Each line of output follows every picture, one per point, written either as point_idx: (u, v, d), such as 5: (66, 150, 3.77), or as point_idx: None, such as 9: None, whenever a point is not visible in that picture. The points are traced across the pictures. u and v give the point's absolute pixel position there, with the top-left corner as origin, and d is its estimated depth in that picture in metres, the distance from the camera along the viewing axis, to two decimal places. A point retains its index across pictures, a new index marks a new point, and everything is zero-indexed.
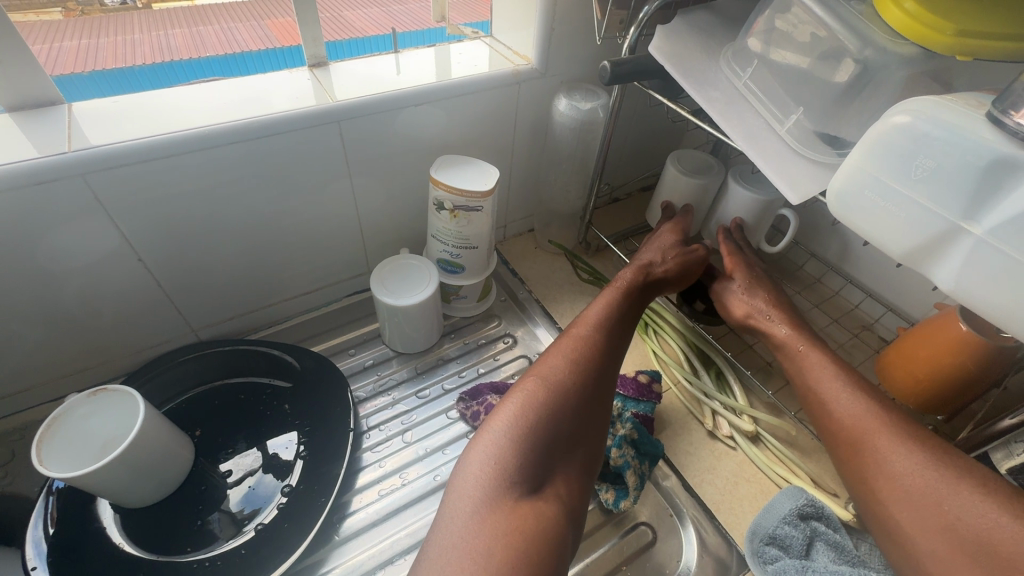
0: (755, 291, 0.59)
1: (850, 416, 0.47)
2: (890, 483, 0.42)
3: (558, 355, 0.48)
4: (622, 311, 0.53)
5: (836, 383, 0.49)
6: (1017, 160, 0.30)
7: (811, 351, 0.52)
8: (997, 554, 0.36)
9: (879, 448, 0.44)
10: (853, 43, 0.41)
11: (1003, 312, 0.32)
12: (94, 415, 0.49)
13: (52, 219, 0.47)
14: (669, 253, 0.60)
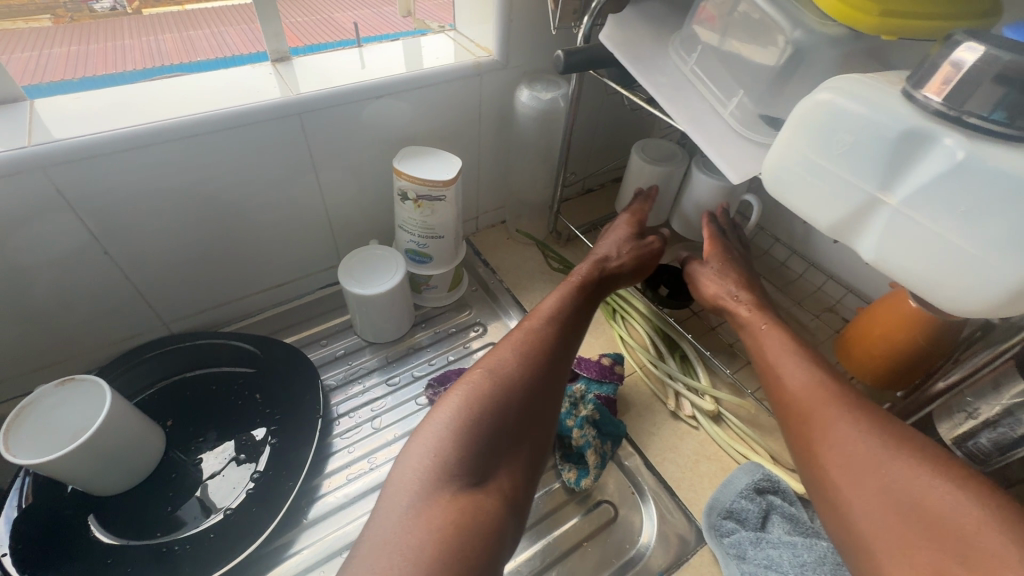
0: (727, 274, 0.59)
1: (801, 391, 0.46)
2: (830, 451, 0.41)
3: (506, 347, 0.48)
4: (578, 304, 0.53)
5: (790, 359, 0.49)
6: (928, 133, 0.31)
7: (770, 329, 0.52)
8: (929, 515, 0.35)
9: (826, 417, 0.43)
10: (784, 24, 0.42)
11: (922, 279, 0.34)
12: (62, 406, 0.50)
13: (13, 213, 0.48)
14: (624, 247, 0.60)
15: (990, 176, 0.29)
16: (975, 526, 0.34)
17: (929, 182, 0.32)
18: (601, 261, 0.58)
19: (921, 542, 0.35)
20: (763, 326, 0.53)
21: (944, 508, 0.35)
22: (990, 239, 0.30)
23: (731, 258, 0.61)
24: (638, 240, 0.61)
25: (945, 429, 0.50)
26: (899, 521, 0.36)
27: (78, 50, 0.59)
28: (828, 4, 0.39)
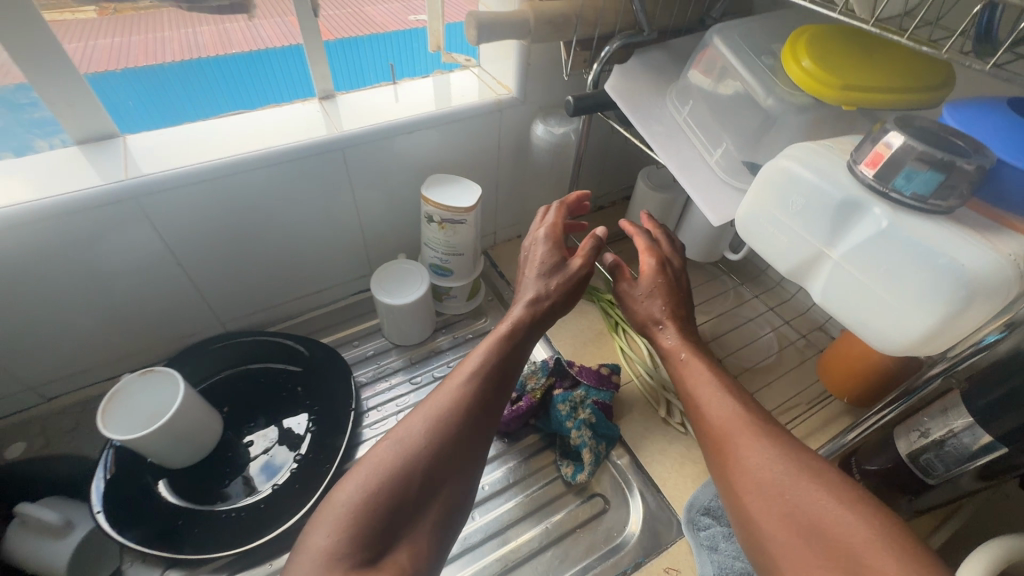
0: (654, 297, 0.57)
1: (720, 418, 0.47)
2: (743, 480, 0.43)
3: (421, 412, 0.47)
4: (504, 360, 0.51)
5: (712, 388, 0.49)
6: (861, 202, 0.38)
7: (692, 360, 0.52)
8: (825, 534, 0.38)
9: (739, 447, 0.44)
10: (760, 89, 0.49)
11: (855, 320, 0.40)
12: (140, 393, 0.60)
13: (109, 231, 0.58)
14: (547, 287, 0.55)
15: (906, 244, 0.36)
16: (865, 545, 0.36)
17: (861, 244, 0.39)
18: (530, 306, 0.54)
19: (815, 560, 0.37)
20: (685, 353, 0.53)
21: (838, 528, 0.37)
22: (906, 294, 0.37)
23: (662, 278, 0.58)
24: (565, 271, 0.56)
25: (902, 445, 0.56)
26: (801, 544, 0.38)
27: (119, 41, 0.58)
28: (797, 76, 0.45)
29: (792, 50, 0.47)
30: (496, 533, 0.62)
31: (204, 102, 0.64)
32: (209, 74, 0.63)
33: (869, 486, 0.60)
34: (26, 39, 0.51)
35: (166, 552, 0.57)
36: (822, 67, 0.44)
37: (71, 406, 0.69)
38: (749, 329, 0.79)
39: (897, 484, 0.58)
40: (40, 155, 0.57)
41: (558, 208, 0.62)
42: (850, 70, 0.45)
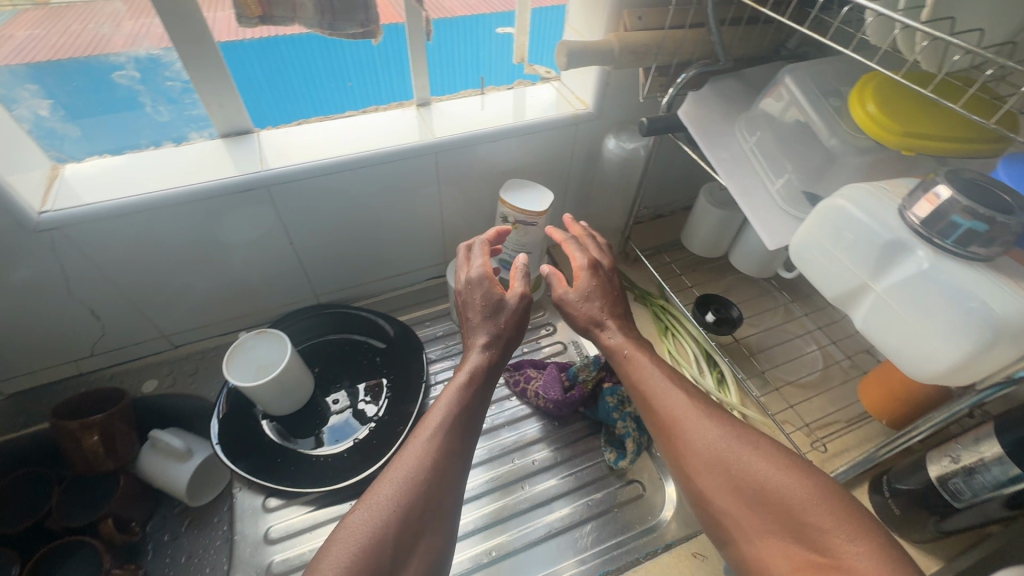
0: (593, 298, 0.64)
1: (668, 408, 0.54)
2: (692, 460, 0.50)
3: (392, 473, 0.49)
4: (463, 411, 0.54)
5: (658, 379, 0.56)
6: (908, 244, 0.43)
7: (635, 355, 0.59)
8: (770, 500, 0.46)
9: (684, 432, 0.52)
10: (824, 131, 0.55)
11: (893, 348, 0.45)
12: (255, 348, 0.71)
13: (236, 211, 0.68)
14: (495, 327, 0.60)
15: (941, 286, 0.41)
16: (801, 504, 0.45)
17: (901, 281, 0.43)
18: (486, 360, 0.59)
19: (768, 525, 0.46)
20: (627, 350, 0.60)
21: (781, 492, 0.46)
22: (938, 329, 0.41)
23: (597, 280, 0.65)
24: (506, 308, 0.61)
25: (934, 470, 0.59)
26: (751, 514, 0.47)
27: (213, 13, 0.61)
28: (861, 119, 0.49)
29: (859, 93, 0.51)
30: (543, 503, 0.70)
31: (281, 79, 0.71)
32: (288, 49, 0.68)
33: (896, 503, 0.64)
34: (194, 51, 0.61)
35: (269, 481, 0.68)
36: (884, 112, 0.48)
37: (193, 354, 0.83)
38: (796, 345, 0.82)
39: (925, 504, 0.61)
40: (195, 145, 0.69)
41: (481, 244, 0.68)
42: (911, 117, 0.48)
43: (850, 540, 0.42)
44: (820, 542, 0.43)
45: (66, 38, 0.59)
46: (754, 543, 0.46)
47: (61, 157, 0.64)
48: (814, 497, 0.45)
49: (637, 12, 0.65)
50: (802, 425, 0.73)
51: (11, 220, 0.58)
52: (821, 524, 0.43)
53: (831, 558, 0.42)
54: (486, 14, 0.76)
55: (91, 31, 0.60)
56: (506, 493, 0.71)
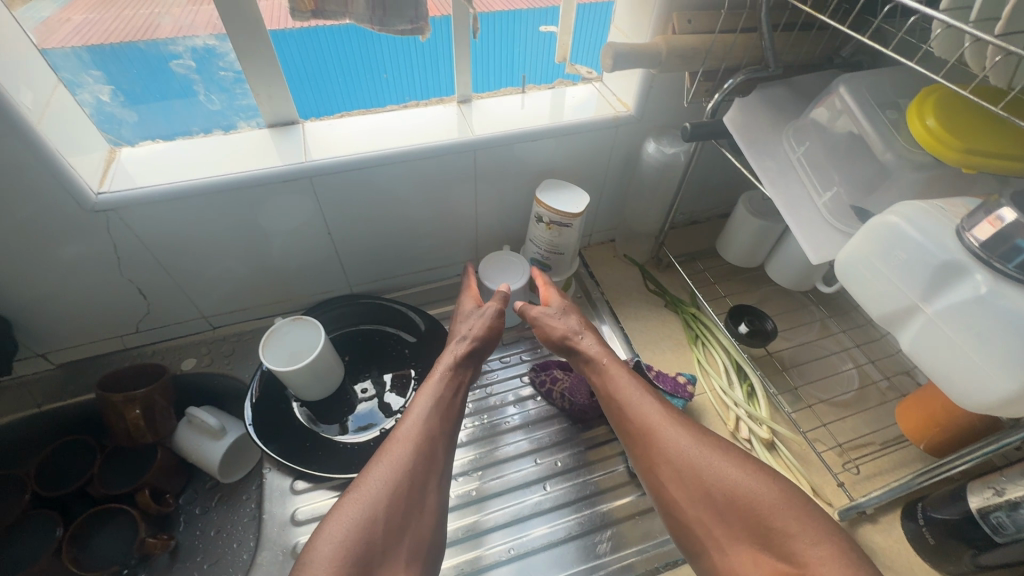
0: (568, 315, 0.74)
1: (641, 415, 0.60)
2: (660, 463, 0.57)
3: (384, 461, 0.56)
4: (442, 412, 0.62)
5: (637, 389, 0.62)
6: (965, 267, 0.41)
7: (612, 365, 0.67)
8: (742, 505, 0.52)
9: (655, 437, 0.58)
10: (879, 144, 0.53)
11: (942, 375, 0.44)
12: (289, 333, 0.73)
13: (276, 199, 0.70)
14: (474, 335, 0.71)
15: (1001, 312, 0.39)
16: (770, 510, 0.51)
17: (956, 305, 0.41)
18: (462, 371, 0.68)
19: (737, 530, 0.52)
20: (605, 359, 0.67)
21: (755, 501, 0.52)
22: (994, 357, 0.39)
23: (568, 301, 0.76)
24: (484, 322, 0.72)
25: (975, 501, 0.57)
26: (719, 518, 0.53)
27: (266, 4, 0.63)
28: (920, 134, 0.47)
29: (918, 107, 0.49)
30: (564, 504, 0.70)
31: (319, 71, 0.71)
32: (327, 40, 0.68)
33: (932, 532, 0.63)
34: (246, 43, 0.63)
35: (298, 464, 0.70)
36: (946, 127, 0.46)
37: (230, 336, 0.85)
38: (831, 362, 0.80)
39: (961, 536, 0.59)
40: (242, 134, 0.71)
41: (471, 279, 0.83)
42: (975, 133, 0.46)
43: (813, 544, 0.48)
44: (786, 547, 0.49)
45: (117, 22, 0.61)
46: (727, 551, 0.52)
47: (117, 140, 0.67)
48: (783, 503, 0.51)
49: (686, 15, 0.64)
50: (834, 444, 0.71)
51: (70, 199, 0.60)
52: (786, 528, 0.50)
53: (798, 564, 0.48)
54: (522, 10, 0.74)
55: (142, 15, 0.61)
56: (491, 505, 0.69)
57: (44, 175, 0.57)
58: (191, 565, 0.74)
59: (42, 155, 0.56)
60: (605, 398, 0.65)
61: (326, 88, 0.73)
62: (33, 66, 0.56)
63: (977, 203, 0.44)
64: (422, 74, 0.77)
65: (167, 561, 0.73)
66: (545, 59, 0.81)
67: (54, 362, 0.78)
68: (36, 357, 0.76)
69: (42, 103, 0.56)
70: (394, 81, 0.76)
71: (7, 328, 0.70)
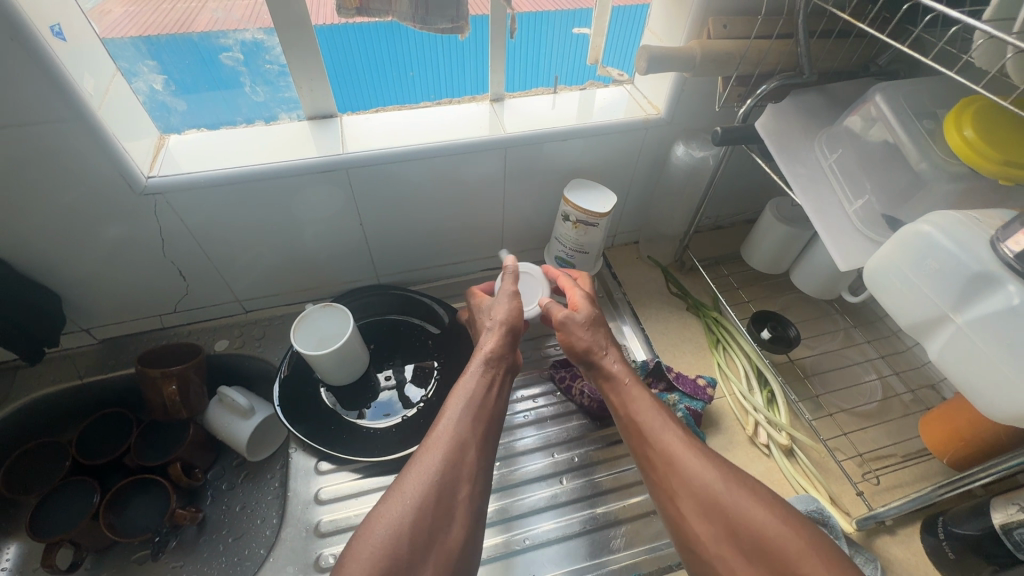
0: (594, 327, 0.68)
1: (665, 445, 0.57)
2: (681, 496, 0.55)
3: (416, 470, 0.54)
4: (479, 416, 0.59)
5: (660, 416, 0.59)
6: (996, 277, 0.41)
7: (634, 385, 0.63)
8: (770, 550, 0.49)
9: (679, 467, 0.55)
10: (913, 153, 0.52)
11: (969, 386, 0.44)
12: (318, 319, 0.76)
13: (312, 189, 0.72)
14: (509, 322, 0.67)
15: None
16: (798, 556, 0.48)
17: (987, 315, 0.42)
18: (500, 365, 0.64)
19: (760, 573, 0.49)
20: (628, 380, 0.64)
21: (783, 547, 0.48)
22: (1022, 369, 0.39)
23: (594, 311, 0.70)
24: (512, 325, 0.67)
25: (998, 516, 0.56)
26: (745, 559, 0.50)
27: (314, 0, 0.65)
28: (956, 143, 0.47)
29: (956, 117, 0.49)
30: (580, 499, 0.71)
31: (348, 68, 0.73)
32: (355, 37, 0.69)
33: (952, 547, 0.62)
34: (292, 37, 0.66)
35: (322, 445, 0.72)
36: (983, 140, 0.46)
37: (261, 319, 0.88)
38: (854, 372, 0.80)
39: (983, 551, 0.59)
40: (283, 125, 0.74)
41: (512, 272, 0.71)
42: (1013, 146, 0.46)
43: None
44: None
45: (156, 15, 0.63)
46: None
47: (166, 127, 0.71)
48: (812, 550, 0.48)
49: (722, 20, 0.64)
50: (854, 454, 0.71)
51: (122, 181, 0.63)
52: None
53: None
54: (549, 12, 0.75)
55: (180, 9, 0.64)
56: (525, 491, 0.71)
57: (100, 158, 0.60)
58: (217, 537, 0.77)
59: (99, 140, 0.59)
60: (626, 422, 0.62)
61: (361, 85, 0.75)
62: (95, 54, 0.59)
63: (1013, 215, 0.44)
64: (448, 71, 0.78)
65: (195, 533, 0.77)
66: (577, 60, 0.82)
67: (96, 338, 0.82)
68: (81, 331, 0.80)
69: (102, 89, 0.60)
70: (429, 78, 0.78)
71: (56, 302, 0.74)
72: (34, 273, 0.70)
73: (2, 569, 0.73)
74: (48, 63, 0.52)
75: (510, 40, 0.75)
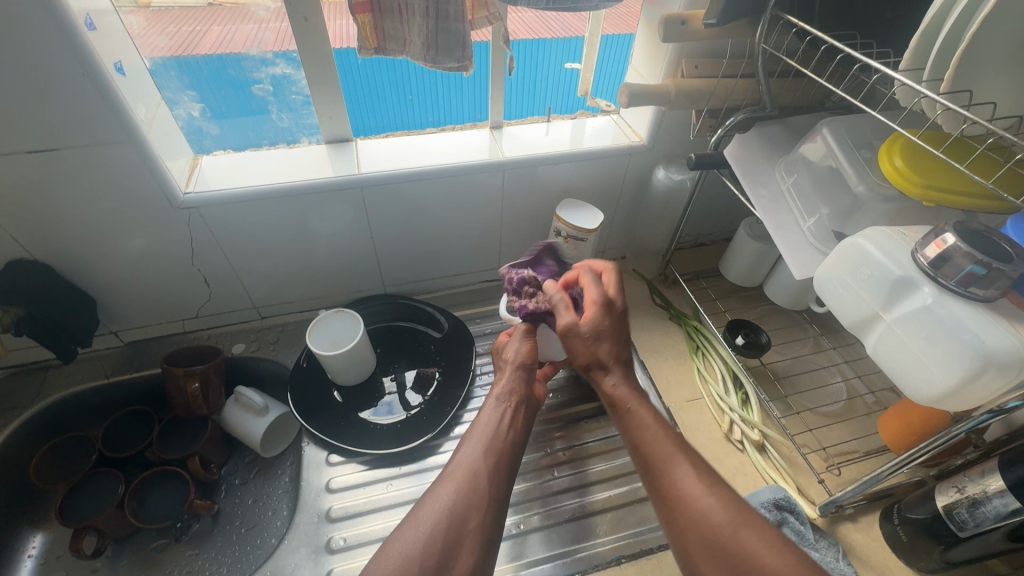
0: (600, 343, 0.65)
1: (677, 484, 0.54)
2: (689, 536, 0.52)
3: (440, 495, 0.55)
4: (494, 447, 0.60)
5: (672, 451, 0.57)
6: (916, 281, 0.49)
7: (637, 409, 0.61)
8: None
9: (683, 504, 0.53)
10: (854, 178, 0.61)
11: (897, 373, 0.51)
12: (332, 323, 0.83)
13: (326, 204, 0.80)
14: (520, 362, 0.70)
15: (943, 320, 0.47)
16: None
17: (909, 313, 0.49)
18: (512, 399, 0.66)
19: None
20: (629, 402, 0.62)
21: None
22: (937, 357, 0.47)
23: (606, 323, 0.65)
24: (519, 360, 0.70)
25: (942, 499, 0.63)
26: None
27: (334, 22, 0.72)
28: (889, 172, 0.56)
29: (887, 149, 0.57)
30: (569, 490, 0.77)
31: (358, 92, 0.81)
32: (369, 64, 0.77)
33: (906, 530, 0.68)
34: (316, 72, 0.74)
35: (334, 439, 0.79)
36: (910, 167, 0.55)
37: (275, 325, 0.95)
38: (820, 375, 0.87)
39: (932, 532, 0.65)
40: (304, 148, 0.83)
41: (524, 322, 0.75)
42: (935, 172, 0.54)
43: None
44: None
45: (162, 37, 0.70)
46: None
47: (198, 149, 0.79)
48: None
49: (694, 62, 0.73)
50: (819, 448, 0.78)
51: (163, 197, 0.71)
52: None
53: None
54: (547, 39, 0.83)
55: (184, 33, 0.71)
56: (531, 478, 0.78)
57: (147, 176, 0.68)
58: (231, 527, 0.82)
59: (145, 158, 0.67)
60: (640, 458, 0.59)
61: (364, 104, 0.83)
62: (145, 84, 0.68)
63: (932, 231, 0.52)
64: (451, 100, 0.87)
65: (210, 524, 0.82)
66: (568, 92, 0.92)
67: (123, 340, 0.89)
68: (109, 334, 0.87)
69: (150, 116, 0.68)
70: (435, 106, 0.87)
71: (91, 305, 0.81)
72: (74, 278, 0.77)
73: (30, 555, 0.77)
74: (112, 95, 0.60)
75: (508, 76, 0.84)
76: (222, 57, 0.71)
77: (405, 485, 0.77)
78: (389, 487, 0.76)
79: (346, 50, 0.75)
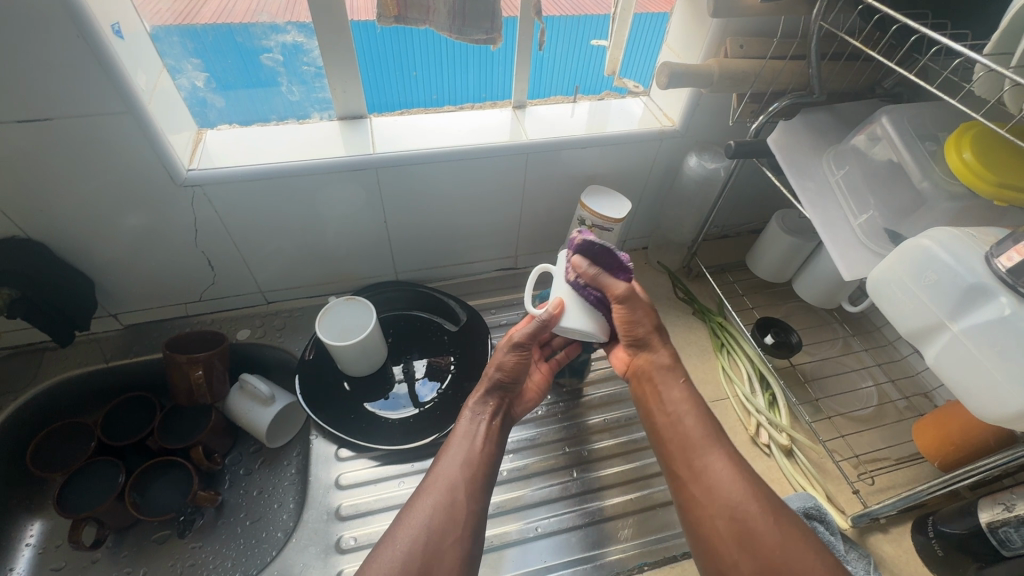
0: (651, 314, 0.65)
1: (710, 471, 0.55)
2: (718, 520, 0.53)
3: (420, 509, 0.53)
4: (470, 461, 0.58)
5: (710, 438, 0.58)
6: (990, 290, 0.45)
7: (676, 387, 0.63)
8: None
9: (716, 488, 0.54)
10: (916, 173, 0.57)
11: (962, 386, 0.48)
12: (342, 311, 0.79)
13: (335, 185, 0.75)
14: (497, 378, 0.65)
15: (1020, 333, 0.43)
16: None
17: (980, 324, 0.45)
18: (488, 410, 0.63)
19: None
20: (665, 380, 0.63)
21: None
22: (1013, 374, 0.43)
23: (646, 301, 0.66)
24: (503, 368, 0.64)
25: (984, 515, 0.59)
26: None
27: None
28: (958, 165, 0.51)
29: (957, 140, 0.52)
30: (587, 492, 0.74)
31: (374, 68, 0.76)
32: (385, 34, 0.72)
33: (940, 544, 0.65)
34: (328, 39, 0.69)
35: (344, 433, 0.76)
36: (981, 160, 0.50)
37: (282, 310, 0.91)
38: (851, 378, 0.84)
39: (969, 550, 0.62)
40: (316, 124, 0.78)
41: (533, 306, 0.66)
42: (1011, 168, 0.49)
43: None
44: None
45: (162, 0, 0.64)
46: None
47: (202, 122, 0.74)
48: None
49: (739, 41, 0.68)
50: (851, 455, 0.75)
51: (163, 173, 0.66)
52: None
53: None
54: (557, 18, 0.76)
55: None
56: (548, 479, 0.75)
57: (145, 151, 0.63)
58: (235, 520, 0.79)
59: (147, 131, 0.62)
60: (674, 440, 0.59)
61: (382, 79, 0.77)
62: (145, 50, 0.62)
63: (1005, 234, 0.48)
64: (472, 77, 0.81)
65: (213, 517, 0.79)
66: (595, 71, 0.86)
67: (122, 323, 0.85)
68: (109, 316, 0.83)
69: (151, 86, 0.63)
70: (455, 82, 0.81)
71: (89, 286, 0.76)
72: (70, 257, 0.73)
73: (27, 544, 0.75)
74: (111, 61, 0.55)
75: (537, 51, 0.78)
76: (227, 22, 0.66)
77: (416, 483, 0.74)
78: (401, 485, 0.73)
79: (365, 22, 0.70)
